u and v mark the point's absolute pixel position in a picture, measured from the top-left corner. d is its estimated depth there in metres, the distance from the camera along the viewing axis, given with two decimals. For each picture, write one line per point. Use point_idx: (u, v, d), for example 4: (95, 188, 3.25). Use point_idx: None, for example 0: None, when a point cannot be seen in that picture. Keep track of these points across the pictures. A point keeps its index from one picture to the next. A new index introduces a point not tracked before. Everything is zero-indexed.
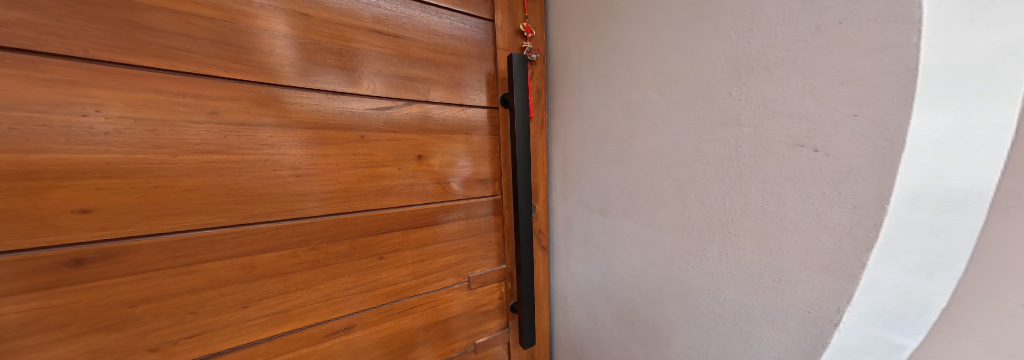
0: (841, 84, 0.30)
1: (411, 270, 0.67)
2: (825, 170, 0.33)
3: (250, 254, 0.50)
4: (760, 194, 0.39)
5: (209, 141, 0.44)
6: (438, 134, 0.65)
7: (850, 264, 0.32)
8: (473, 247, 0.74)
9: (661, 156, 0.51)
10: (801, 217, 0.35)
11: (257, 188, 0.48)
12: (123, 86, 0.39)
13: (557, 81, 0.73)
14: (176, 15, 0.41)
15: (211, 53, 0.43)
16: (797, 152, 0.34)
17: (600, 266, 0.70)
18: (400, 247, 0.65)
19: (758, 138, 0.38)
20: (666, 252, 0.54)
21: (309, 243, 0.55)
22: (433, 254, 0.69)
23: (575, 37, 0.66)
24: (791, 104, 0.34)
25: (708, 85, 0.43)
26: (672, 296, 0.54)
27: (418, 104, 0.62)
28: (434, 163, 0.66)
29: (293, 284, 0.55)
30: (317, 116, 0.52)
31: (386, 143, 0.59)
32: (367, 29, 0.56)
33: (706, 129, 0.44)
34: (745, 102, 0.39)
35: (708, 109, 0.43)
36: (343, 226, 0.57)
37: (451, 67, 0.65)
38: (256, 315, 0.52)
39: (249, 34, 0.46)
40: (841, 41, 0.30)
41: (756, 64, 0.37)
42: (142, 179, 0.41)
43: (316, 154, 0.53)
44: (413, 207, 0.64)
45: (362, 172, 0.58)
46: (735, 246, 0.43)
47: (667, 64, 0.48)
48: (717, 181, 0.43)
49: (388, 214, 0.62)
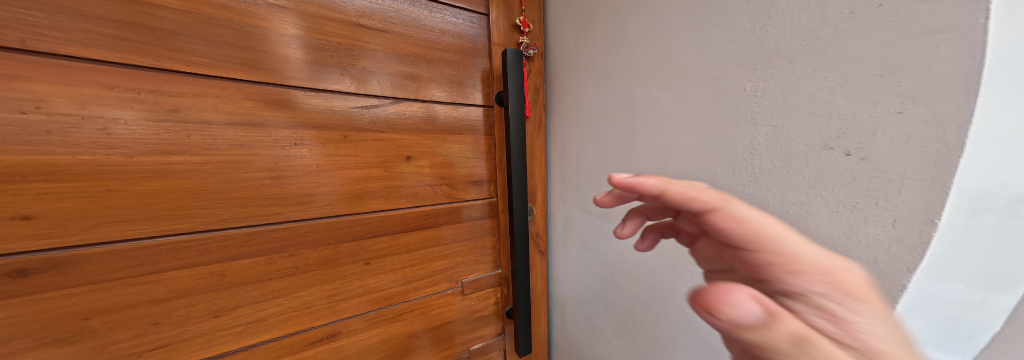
0: (880, 77, 0.25)
1: (400, 275, 0.63)
2: (858, 178, 0.28)
3: (220, 261, 0.46)
4: (778, 204, 0.34)
5: (169, 141, 0.41)
6: (428, 134, 0.61)
7: (886, 285, 0.27)
8: (466, 253, 0.70)
9: (666, 158, 0.46)
10: (828, 230, 0.30)
11: (226, 191, 0.45)
12: (72, 82, 0.36)
13: (555, 78, 0.68)
14: (129, 5, 0.38)
15: (173, 47, 0.40)
16: (824, 156, 0.30)
17: (599, 273, 0.65)
18: (387, 253, 0.60)
19: (776, 139, 0.33)
20: (670, 262, 0.49)
21: (287, 249, 0.51)
22: (424, 259, 0.65)
23: (575, 30, 0.62)
24: (817, 100, 0.30)
25: (719, 80, 0.38)
26: (675, 309, 0.49)
27: (406, 101, 0.58)
28: (423, 164, 0.61)
29: (271, 291, 0.51)
30: (293, 113, 0.48)
31: (372, 143, 0.56)
32: (348, 23, 0.52)
33: (716, 129, 0.39)
34: (762, 98, 0.34)
35: (719, 106, 0.38)
36: (326, 231, 0.53)
37: (441, 63, 0.61)
38: (228, 325, 0.49)
39: (212, 26, 0.42)
40: (882, 25, 0.25)
41: (774, 55, 0.33)
42: (94, 182, 0.38)
43: (295, 155, 0.49)
44: (402, 210, 0.60)
45: (344, 174, 0.54)
46: None
47: (673, 57, 0.44)
48: (728, 187, 0.39)
49: (374, 218, 0.58)
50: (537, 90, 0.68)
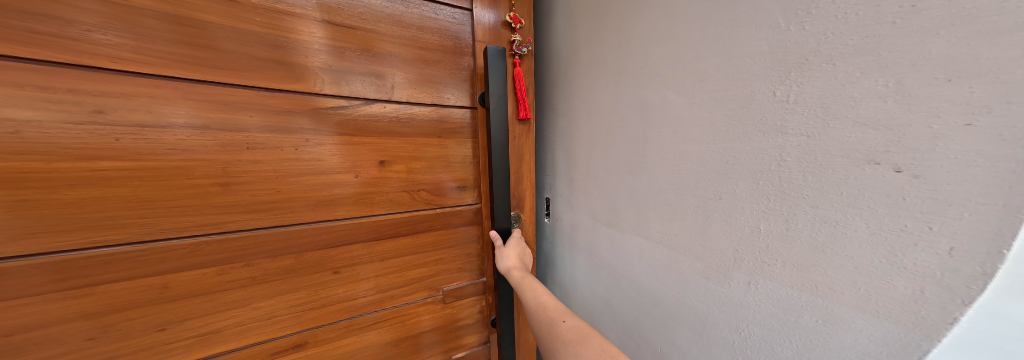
0: (947, 81, 0.21)
1: (375, 283, 0.62)
2: (908, 198, 0.24)
3: (162, 274, 0.45)
4: (809, 222, 0.31)
5: (93, 145, 0.40)
6: (406, 137, 0.59)
7: (931, 317, 0.24)
8: (449, 260, 0.68)
9: (680, 167, 0.45)
10: (866, 255, 0.27)
11: (165, 199, 0.44)
12: (76, 89, 0.38)
13: (569, 82, 0.69)
14: (135, 16, 0.40)
15: (205, 57, 0.44)
16: (867, 172, 0.25)
17: (609, 280, 0.67)
18: (356, 262, 0.59)
19: (810, 151, 0.29)
20: (681, 274, 0.48)
21: (241, 259, 0.50)
22: (402, 266, 0.64)
23: (586, 35, 0.62)
24: (862, 107, 0.25)
25: (744, 84, 0.35)
26: (684, 322, 0.49)
27: (406, 103, 0.58)
28: (402, 169, 0.60)
29: (227, 302, 0.51)
30: (312, 116, 0.51)
31: (380, 149, 0.57)
32: (344, 26, 0.52)
33: (740, 137, 0.36)
34: (796, 105, 0.30)
35: (743, 113, 0.35)
36: (286, 239, 0.52)
37: (420, 63, 0.58)
38: (192, 332, 0.49)
39: (232, 40, 0.45)
40: (954, 20, 0.20)
41: (812, 56, 0.28)
42: (98, 180, 0.41)
43: (246, 160, 0.48)
44: (376, 217, 0.59)
45: (350, 176, 0.56)
46: (767, 278, 0.36)
47: (691, 60, 0.41)
48: (751, 201, 0.36)
49: (341, 225, 0.56)
50: (526, 91, 0.66)
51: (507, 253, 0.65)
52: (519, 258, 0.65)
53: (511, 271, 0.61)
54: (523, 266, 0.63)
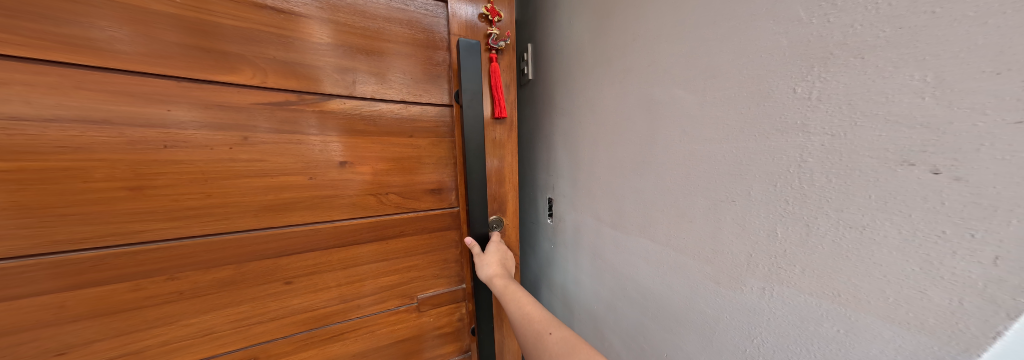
0: (995, 75, 0.19)
1: (334, 294, 0.66)
2: (946, 202, 0.22)
3: (103, 283, 0.49)
4: (831, 227, 0.29)
5: (40, 136, 0.43)
6: (378, 136, 0.63)
7: (967, 331, 0.23)
8: (423, 266, 0.73)
9: (690, 167, 0.44)
10: (897, 262, 0.25)
11: (117, 190, 0.48)
12: (111, 95, 0.45)
13: (581, 86, 0.74)
14: (162, 31, 0.47)
15: (225, 65, 0.51)
16: (900, 174, 0.24)
17: (615, 279, 0.70)
18: (313, 271, 0.63)
19: (834, 151, 0.27)
20: (691, 277, 0.48)
21: (188, 267, 0.53)
22: (367, 275, 0.68)
23: (598, 42, 0.66)
24: (895, 104, 0.23)
25: (762, 80, 0.33)
26: (693, 328, 0.49)
27: (394, 102, 0.63)
28: (372, 172, 0.63)
29: (178, 314, 0.55)
30: (322, 113, 0.58)
31: (372, 155, 0.63)
32: (360, 33, 0.58)
33: (757, 137, 0.34)
34: (818, 102, 0.28)
35: (759, 111, 0.34)
36: (236, 247, 0.56)
37: (386, 56, 0.61)
38: (179, 336, 0.56)
39: (248, 47, 0.52)
40: (1005, 8, 0.19)
41: (838, 49, 0.26)
42: (136, 173, 0.48)
43: (216, 160, 0.52)
44: (335, 223, 0.62)
45: (349, 174, 0.62)
46: (785, 284, 0.35)
47: (702, 56, 0.40)
48: (769, 204, 0.34)
49: (297, 232, 0.59)
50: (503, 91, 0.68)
51: (489, 260, 0.67)
52: (502, 265, 0.66)
53: (495, 279, 0.62)
54: (505, 272, 0.64)
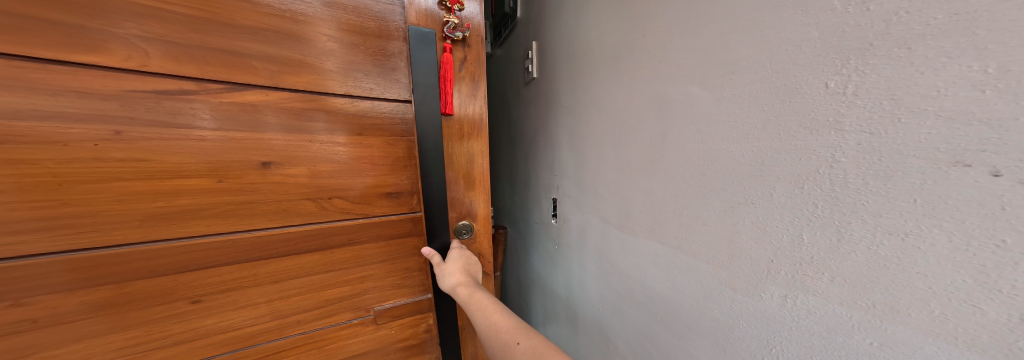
0: None
1: (277, 308, 0.65)
2: (1006, 208, 0.20)
3: (20, 297, 0.47)
4: (867, 232, 0.27)
5: None
6: (333, 143, 0.61)
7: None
8: (377, 276, 0.72)
9: (705, 167, 0.43)
10: (944, 273, 0.23)
11: (38, 192, 0.45)
12: (20, 89, 0.42)
13: (587, 84, 0.73)
14: (106, 19, 0.45)
15: (157, 54, 0.48)
16: (951, 176, 0.21)
17: (621, 283, 0.68)
18: (229, 287, 0.60)
19: (871, 151, 0.25)
20: (703, 281, 0.46)
21: (115, 281, 0.52)
22: (305, 288, 0.66)
23: (608, 36, 0.64)
24: (945, 99, 0.21)
25: (788, 74, 0.31)
26: (703, 333, 0.47)
27: (328, 95, 0.59)
28: (328, 180, 0.62)
29: (107, 328, 0.54)
30: (247, 108, 0.54)
31: (302, 155, 0.59)
32: (365, 32, 0.61)
33: (780, 135, 0.32)
34: (854, 97, 0.26)
35: (785, 108, 0.31)
36: (167, 259, 0.54)
37: (333, 45, 0.59)
38: (109, 355, 0.55)
39: (184, 34, 0.49)
40: None
41: (879, 40, 0.24)
42: (64, 173, 0.46)
43: (152, 162, 0.50)
44: (278, 230, 0.60)
45: (277, 176, 0.58)
46: (809, 292, 0.32)
47: (721, 49, 0.38)
48: (794, 207, 0.32)
49: (232, 241, 0.57)
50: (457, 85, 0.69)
51: (449, 271, 0.69)
52: (468, 272, 0.69)
53: (461, 289, 0.64)
54: (467, 280, 0.66)
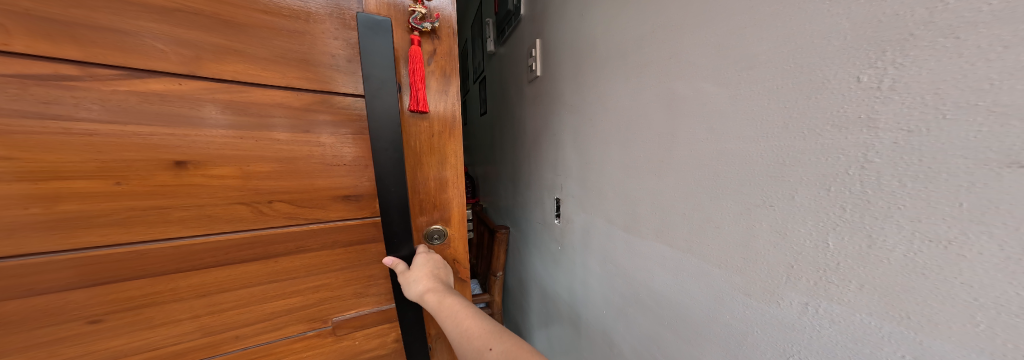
0: None
1: (217, 322, 0.61)
2: None
3: None
4: (903, 238, 0.25)
5: None
6: (278, 145, 0.55)
7: None
8: (335, 285, 0.68)
9: (718, 167, 0.41)
10: (991, 283, 0.21)
11: None
12: None
13: (592, 81, 0.72)
14: None
15: (54, 38, 0.41)
16: (1000, 178, 0.19)
17: (626, 285, 0.67)
18: (143, 303, 0.54)
19: (910, 150, 0.23)
20: (714, 285, 0.45)
21: (32, 291, 0.48)
22: (244, 300, 0.61)
23: (616, 31, 0.61)
24: (997, 93, 0.19)
25: (814, 69, 0.29)
26: (714, 339, 0.46)
27: (261, 87, 0.52)
28: (275, 186, 0.57)
29: (24, 342, 0.49)
30: (157, 101, 0.47)
31: (228, 154, 0.52)
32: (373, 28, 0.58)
33: (805, 134, 0.30)
34: (891, 92, 0.24)
35: (811, 105, 0.29)
36: (90, 269, 0.49)
37: (269, 30, 0.51)
38: None
39: (71, 11, 0.41)
40: None
41: (920, 29, 0.22)
42: (64, 176, 0.45)
43: (61, 166, 0.44)
44: (216, 239, 0.55)
45: (196, 178, 0.51)
46: (834, 301, 0.30)
47: (737, 43, 0.37)
48: (818, 211, 0.30)
49: (162, 251, 0.52)
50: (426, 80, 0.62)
51: (415, 277, 0.62)
52: (435, 275, 0.63)
53: (427, 293, 0.59)
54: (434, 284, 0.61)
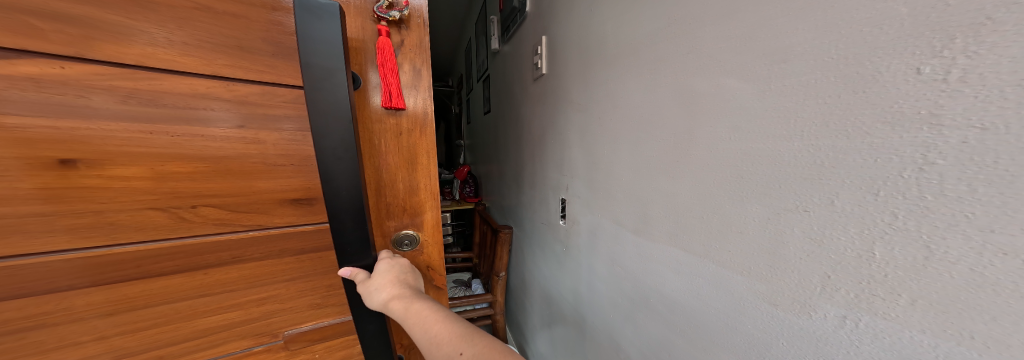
0: None
1: (135, 344, 0.47)
2: None
3: None
4: (970, 249, 0.22)
5: None
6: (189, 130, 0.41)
7: None
8: (286, 297, 0.55)
9: (741, 167, 0.38)
10: None
11: None
12: None
13: (600, 79, 0.69)
14: None
15: None
16: None
17: (634, 289, 0.64)
18: (17, 329, 0.40)
19: (986, 150, 0.20)
20: (733, 292, 0.42)
21: None
22: (165, 318, 0.48)
23: (628, 26, 0.59)
24: None
25: (862, 60, 0.26)
26: (730, 348, 0.43)
27: (182, 75, 0.40)
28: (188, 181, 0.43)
29: None
30: (32, 87, 0.34)
31: (135, 151, 0.39)
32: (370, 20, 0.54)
33: (850, 133, 0.27)
34: (963, 85, 0.21)
35: (859, 100, 0.27)
36: None
37: None
38: None
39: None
40: None
41: (1002, 11, 0.19)
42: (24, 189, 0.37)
43: None
44: (128, 246, 0.42)
45: (92, 179, 0.38)
46: (880, 317, 0.27)
47: (766, 35, 0.34)
48: (862, 217, 0.27)
49: (51, 261, 0.39)
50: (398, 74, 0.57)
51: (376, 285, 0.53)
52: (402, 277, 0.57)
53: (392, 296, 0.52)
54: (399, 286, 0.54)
